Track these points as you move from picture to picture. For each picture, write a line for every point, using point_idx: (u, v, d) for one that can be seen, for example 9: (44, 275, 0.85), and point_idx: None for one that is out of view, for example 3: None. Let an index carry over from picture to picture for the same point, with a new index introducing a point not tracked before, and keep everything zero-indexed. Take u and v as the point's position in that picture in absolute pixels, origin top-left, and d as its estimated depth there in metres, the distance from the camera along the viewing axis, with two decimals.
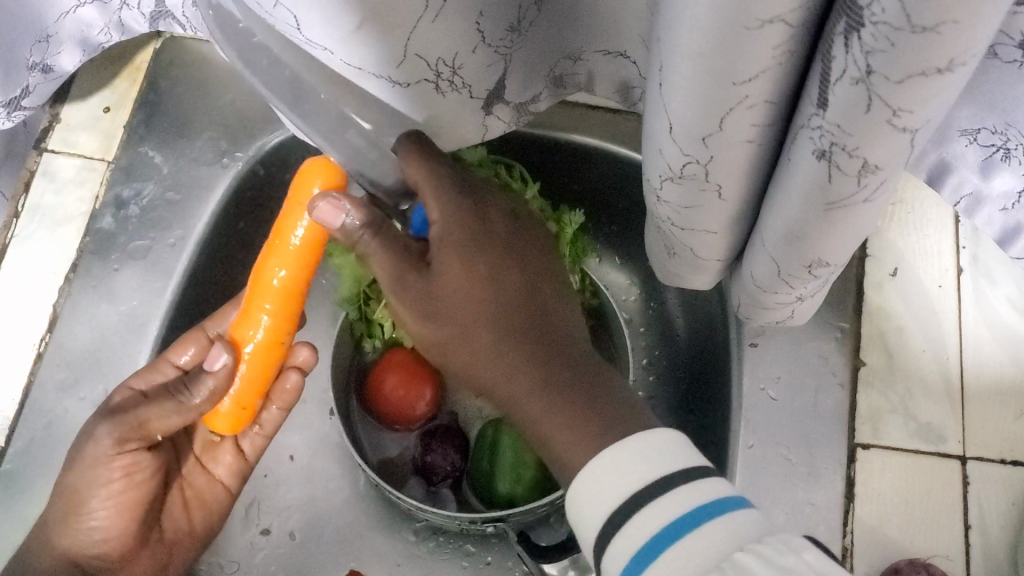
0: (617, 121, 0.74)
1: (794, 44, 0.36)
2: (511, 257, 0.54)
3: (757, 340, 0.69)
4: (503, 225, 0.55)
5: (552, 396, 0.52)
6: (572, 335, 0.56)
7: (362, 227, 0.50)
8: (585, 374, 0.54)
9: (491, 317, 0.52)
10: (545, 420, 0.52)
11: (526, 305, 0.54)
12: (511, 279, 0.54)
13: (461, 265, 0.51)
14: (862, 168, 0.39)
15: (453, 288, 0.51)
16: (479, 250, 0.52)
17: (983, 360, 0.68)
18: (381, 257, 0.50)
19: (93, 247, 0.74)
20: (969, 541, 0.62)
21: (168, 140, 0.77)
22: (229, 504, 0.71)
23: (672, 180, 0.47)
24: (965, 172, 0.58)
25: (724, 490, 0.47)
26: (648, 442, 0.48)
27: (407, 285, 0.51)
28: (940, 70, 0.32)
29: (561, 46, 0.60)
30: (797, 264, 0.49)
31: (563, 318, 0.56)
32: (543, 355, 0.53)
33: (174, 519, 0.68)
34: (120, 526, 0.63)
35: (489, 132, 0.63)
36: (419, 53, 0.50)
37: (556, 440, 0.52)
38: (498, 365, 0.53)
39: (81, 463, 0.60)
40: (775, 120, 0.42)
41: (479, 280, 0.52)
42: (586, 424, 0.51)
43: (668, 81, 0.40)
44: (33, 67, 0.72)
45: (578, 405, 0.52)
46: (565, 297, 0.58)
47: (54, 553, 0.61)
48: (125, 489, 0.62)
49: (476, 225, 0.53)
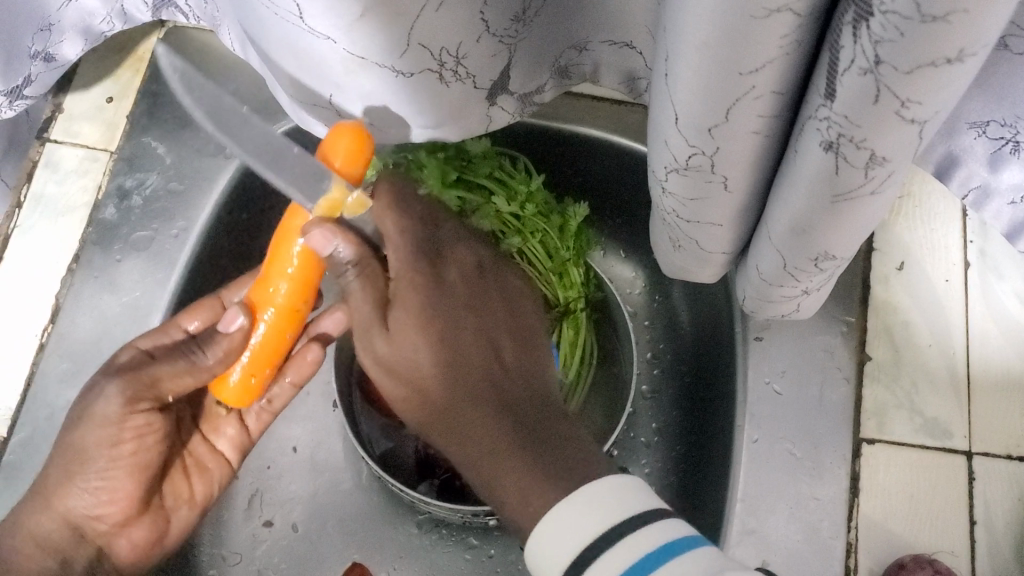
0: (623, 112, 0.74)
1: (801, 34, 0.35)
2: (465, 321, 0.57)
3: (762, 334, 0.68)
4: (459, 288, 0.58)
5: (502, 453, 0.53)
6: (529, 396, 0.57)
7: (349, 263, 0.50)
8: (537, 433, 0.54)
9: (446, 375, 0.55)
10: (494, 472, 0.53)
11: (478, 364, 0.56)
12: (467, 340, 0.56)
13: (418, 328, 0.54)
14: (870, 159, 0.38)
15: (407, 349, 0.54)
16: (436, 314, 0.55)
17: (990, 354, 0.67)
18: (361, 292, 0.52)
19: (96, 238, 0.73)
20: (973, 537, 0.62)
21: (170, 131, 0.76)
22: (227, 475, 0.71)
23: (678, 171, 0.47)
24: (974, 165, 0.58)
25: (677, 531, 0.46)
26: (600, 489, 0.48)
27: (376, 335, 0.53)
28: (951, 60, 0.31)
29: (565, 35, 0.59)
30: (802, 258, 0.49)
31: (522, 379, 0.58)
32: (495, 414, 0.55)
33: (176, 487, 0.68)
34: (125, 490, 0.62)
35: (493, 124, 0.62)
36: (422, 43, 0.50)
37: (507, 499, 0.52)
38: (453, 420, 0.55)
39: (88, 423, 0.58)
40: (783, 111, 0.41)
41: (438, 338, 0.55)
42: (531, 479, 0.51)
43: (674, 72, 0.40)
44: (35, 56, 0.71)
45: (527, 458, 0.52)
46: (529, 360, 0.60)
47: (52, 512, 0.59)
48: (133, 452, 0.61)
49: (429, 286, 0.56)
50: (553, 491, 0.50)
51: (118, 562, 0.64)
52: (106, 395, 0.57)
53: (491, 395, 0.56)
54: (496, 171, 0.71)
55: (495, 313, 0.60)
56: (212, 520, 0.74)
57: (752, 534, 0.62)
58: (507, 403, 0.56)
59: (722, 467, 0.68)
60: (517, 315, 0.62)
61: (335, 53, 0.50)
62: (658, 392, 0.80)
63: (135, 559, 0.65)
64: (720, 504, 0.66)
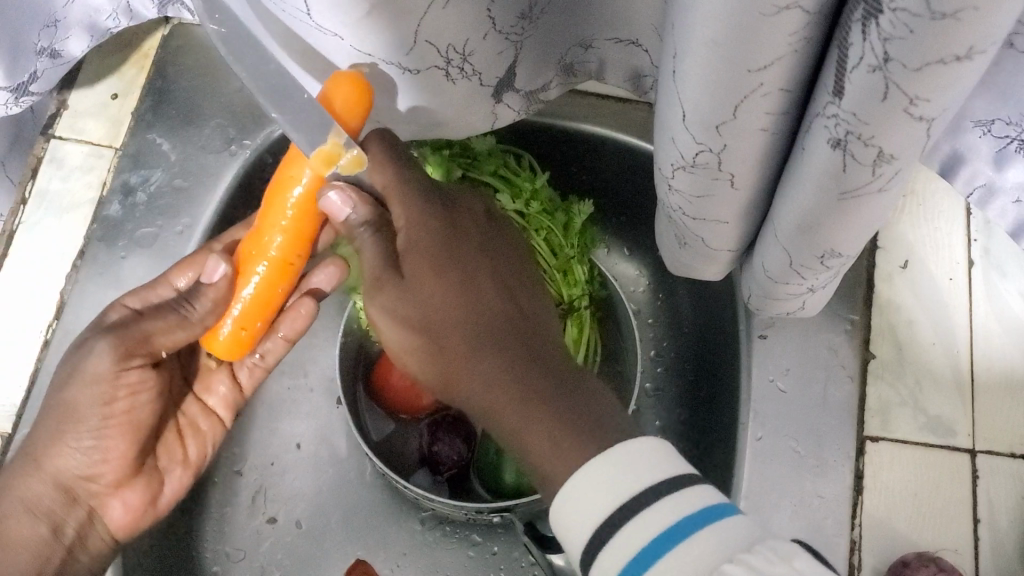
0: (628, 110, 0.74)
1: (810, 31, 0.35)
2: (482, 271, 0.55)
3: (767, 331, 0.69)
4: (475, 238, 0.56)
5: (529, 401, 0.50)
6: (553, 346, 0.54)
7: (364, 224, 0.52)
8: (566, 384, 0.51)
9: (463, 325, 0.52)
10: (518, 423, 0.49)
11: (498, 314, 0.53)
12: (483, 288, 0.54)
13: (431, 276, 0.53)
14: (877, 157, 0.38)
15: (421, 295, 0.52)
16: (451, 263, 0.53)
17: (993, 352, 0.68)
18: (371, 253, 0.53)
19: (100, 234, 0.73)
20: (977, 535, 0.62)
21: (175, 127, 0.76)
22: (220, 434, 0.70)
23: (684, 168, 0.47)
24: (979, 163, 0.58)
25: (703, 500, 0.44)
26: (635, 448, 0.46)
27: (385, 288, 0.52)
28: (959, 58, 0.31)
29: (571, 32, 0.59)
30: (809, 255, 0.49)
31: (542, 329, 0.55)
32: (516, 359, 0.51)
33: (169, 449, 0.66)
34: (118, 450, 0.60)
35: (499, 121, 0.62)
36: (429, 40, 0.50)
37: (533, 449, 0.49)
38: (473, 372, 0.51)
39: (79, 380, 0.56)
40: (791, 109, 0.41)
41: (452, 286, 0.53)
42: (563, 429, 0.48)
43: (682, 69, 0.40)
44: (41, 52, 0.72)
45: (554, 409, 0.49)
46: (546, 311, 0.57)
47: (42, 475, 0.58)
48: (126, 410, 0.60)
49: (442, 237, 0.54)
50: (588, 442, 0.47)
51: (112, 527, 0.63)
52: (97, 351, 0.55)
53: (510, 342, 0.52)
54: (501, 169, 0.72)
55: (511, 265, 0.57)
56: (217, 516, 0.74)
57: None
58: (531, 351, 0.52)
59: (726, 464, 0.68)
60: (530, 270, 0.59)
61: (342, 49, 0.50)
62: (661, 390, 0.80)
63: (129, 522, 0.63)
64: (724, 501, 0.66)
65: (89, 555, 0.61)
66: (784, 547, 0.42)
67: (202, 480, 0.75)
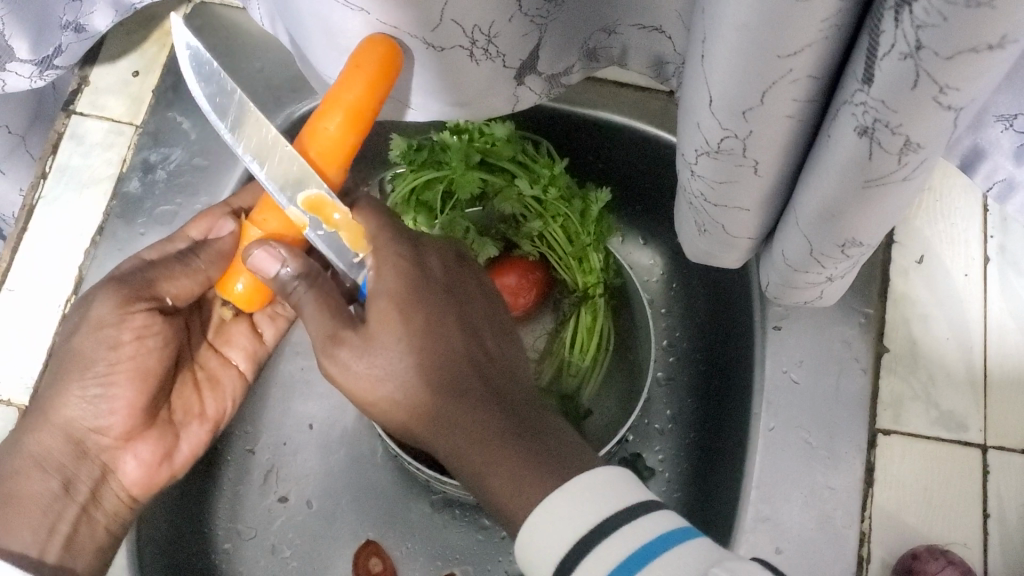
0: (647, 99, 0.74)
1: (842, 18, 0.36)
2: (450, 312, 0.54)
3: (781, 324, 0.69)
4: (442, 280, 0.55)
5: (491, 443, 0.50)
6: (515, 389, 0.54)
7: (296, 278, 0.51)
8: (527, 424, 0.51)
9: (426, 371, 0.52)
10: (483, 465, 0.50)
11: (464, 356, 0.53)
12: (451, 328, 0.54)
13: (398, 322, 0.52)
14: (904, 145, 0.39)
15: (385, 346, 0.52)
16: (418, 302, 0.53)
17: (1007, 348, 0.67)
18: (315, 309, 0.52)
19: (119, 211, 0.74)
20: (986, 529, 0.62)
21: (195, 107, 0.77)
22: (240, 387, 0.70)
23: (709, 155, 0.47)
24: (999, 158, 0.58)
25: (668, 523, 0.45)
26: (593, 480, 0.46)
27: (344, 344, 0.52)
28: (991, 47, 0.31)
29: (595, 18, 0.59)
30: (829, 244, 0.49)
31: (509, 373, 0.55)
32: (483, 399, 0.52)
33: (187, 401, 0.66)
34: (125, 400, 0.60)
35: (520, 103, 0.62)
36: (454, 19, 0.50)
37: (495, 487, 0.49)
38: (437, 417, 0.52)
39: (85, 327, 0.58)
40: (817, 97, 0.41)
41: (418, 329, 0.52)
42: (521, 467, 0.49)
43: (711, 54, 0.40)
44: (65, 26, 0.72)
45: (518, 449, 0.49)
46: (511, 353, 0.57)
47: (51, 427, 0.59)
48: (134, 356, 0.60)
49: (412, 279, 0.54)
50: (549, 479, 0.47)
51: (128, 484, 0.63)
52: (99, 297, 0.57)
53: (477, 382, 0.53)
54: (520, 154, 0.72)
55: (476, 306, 0.57)
56: (231, 493, 0.75)
57: (766, 521, 0.63)
58: (497, 392, 0.53)
59: (735, 454, 0.68)
60: (496, 310, 0.59)
61: (368, 24, 0.51)
62: (673, 379, 0.80)
63: (145, 479, 0.63)
64: (734, 489, 0.66)
65: (105, 513, 0.61)
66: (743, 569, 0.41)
67: (217, 458, 0.75)
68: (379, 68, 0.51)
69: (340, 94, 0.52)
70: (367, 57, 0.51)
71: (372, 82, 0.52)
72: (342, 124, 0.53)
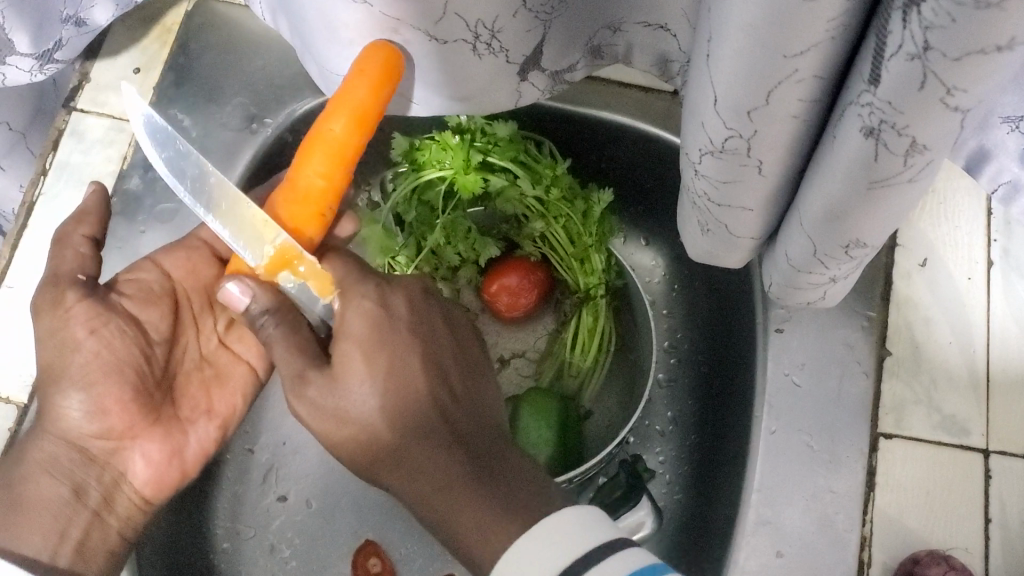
0: (649, 99, 0.74)
1: (849, 18, 0.35)
2: (415, 350, 0.54)
3: (783, 326, 0.69)
4: (407, 320, 0.55)
5: (453, 488, 0.50)
6: (480, 429, 0.54)
7: (263, 314, 0.53)
8: (491, 467, 0.51)
9: (392, 413, 0.52)
10: (449, 511, 0.50)
11: (428, 397, 0.53)
12: (416, 368, 0.54)
13: (362, 362, 0.52)
14: (910, 147, 0.38)
15: (351, 387, 0.52)
16: (381, 343, 0.53)
17: (1010, 353, 0.67)
18: (285, 350, 0.53)
19: (120, 209, 0.73)
20: (988, 534, 0.62)
21: (196, 104, 0.76)
22: (251, 380, 0.68)
23: (713, 154, 0.47)
24: (1005, 160, 0.58)
25: (642, 561, 0.44)
26: (565, 521, 0.46)
27: (311, 385, 0.52)
28: (1000, 48, 0.31)
29: (600, 16, 0.59)
30: (833, 245, 0.49)
31: (475, 412, 0.55)
32: (446, 442, 0.52)
33: (192, 397, 0.65)
34: (114, 397, 0.58)
35: (523, 99, 0.62)
36: (458, 11, 0.51)
37: (462, 533, 0.49)
38: (401, 460, 0.52)
39: (43, 333, 0.57)
40: (823, 97, 0.41)
41: (384, 369, 0.53)
42: (488, 513, 0.48)
43: (716, 52, 0.40)
44: (66, 20, 0.71)
45: (485, 494, 0.49)
46: (477, 390, 0.57)
47: (51, 437, 0.58)
48: (100, 351, 0.57)
49: (376, 318, 0.54)
50: (512, 526, 0.47)
51: (138, 484, 0.62)
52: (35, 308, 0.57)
53: (441, 423, 0.53)
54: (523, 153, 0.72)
55: (441, 343, 0.57)
56: (229, 492, 0.75)
57: (767, 524, 0.63)
58: (462, 434, 0.53)
59: (735, 456, 0.68)
60: (461, 347, 0.59)
61: (371, 13, 0.52)
62: (674, 381, 0.80)
63: (154, 476, 0.62)
64: (734, 492, 0.66)
65: (118, 518, 0.60)
66: None
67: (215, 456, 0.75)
68: (381, 70, 0.53)
69: (338, 99, 0.54)
70: (369, 61, 0.53)
71: (376, 86, 0.53)
72: (346, 127, 0.55)
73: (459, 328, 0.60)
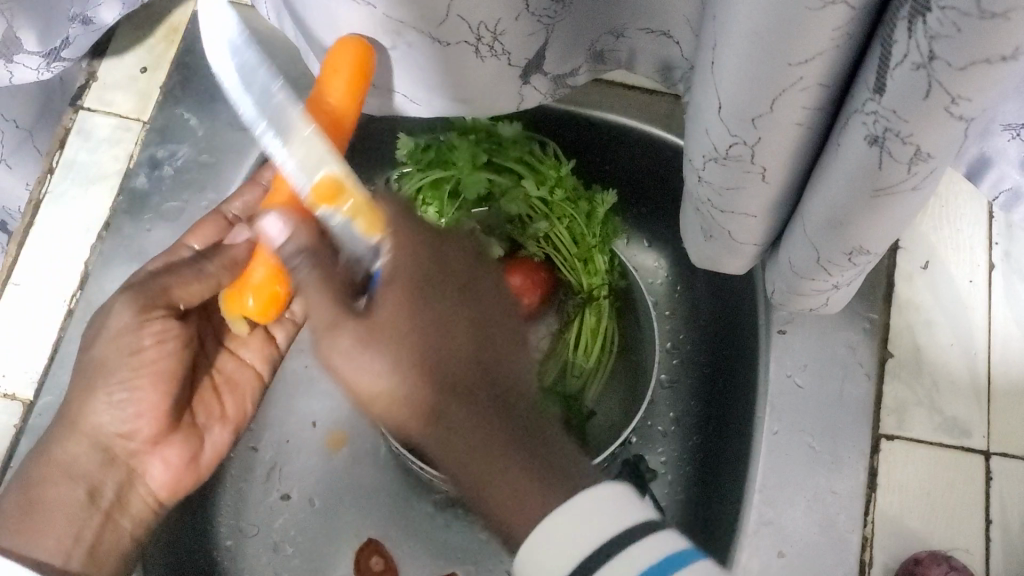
0: (652, 102, 0.74)
1: (854, 27, 0.36)
2: (459, 305, 0.48)
3: (785, 328, 0.69)
4: (451, 270, 0.50)
5: (497, 455, 0.45)
6: (524, 395, 0.49)
7: (298, 251, 0.49)
8: (533, 442, 0.47)
9: (433, 369, 0.46)
10: (491, 480, 0.45)
11: (473, 354, 0.47)
12: (460, 324, 0.48)
13: (406, 314, 0.47)
14: (914, 155, 0.39)
15: (391, 335, 0.46)
16: (425, 293, 0.48)
17: (1011, 355, 0.67)
18: (316, 293, 0.47)
19: (126, 207, 0.73)
20: (989, 535, 0.63)
21: (202, 103, 0.76)
22: (259, 388, 0.70)
23: (716, 160, 0.47)
24: (1006, 167, 0.59)
25: (679, 543, 0.43)
26: (605, 494, 0.44)
27: (343, 331, 0.46)
28: (1004, 58, 0.32)
29: (606, 21, 0.59)
30: (836, 251, 0.49)
31: (516, 375, 0.49)
32: (491, 407, 0.46)
33: (208, 405, 0.67)
34: (151, 403, 0.61)
35: (524, 103, 0.62)
36: (461, 14, 0.50)
37: (503, 509, 0.45)
38: (435, 419, 0.46)
39: (105, 336, 0.59)
40: (827, 105, 0.42)
41: (421, 331, 0.47)
42: (532, 490, 0.45)
43: (722, 60, 0.40)
44: (73, 18, 0.73)
45: (532, 468, 0.45)
46: (518, 350, 0.51)
47: (79, 436, 0.60)
48: (156, 360, 0.60)
49: (419, 269, 0.49)
50: (559, 502, 0.44)
51: (155, 486, 0.64)
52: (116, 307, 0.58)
53: (485, 387, 0.47)
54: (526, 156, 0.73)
55: (483, 295, 0.51)
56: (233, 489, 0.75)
57: (769, 525, 0.63)
58: (506, 399, 0.47)
59: (738, 457, 0.68)
60: (500, 300, 0.52)
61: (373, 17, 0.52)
62: (677, 381, 0.81)
63: (172, 481, 0.64)
64: (736, 492, 0.67)
65: (130, 518, 0.62)
66: None
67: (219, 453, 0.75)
68: (352, 67, 0.54)
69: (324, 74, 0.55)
70: (339, 57, 0.53)
71: (351, 79, 0.54)
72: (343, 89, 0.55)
73: (497, 280, 0.54)
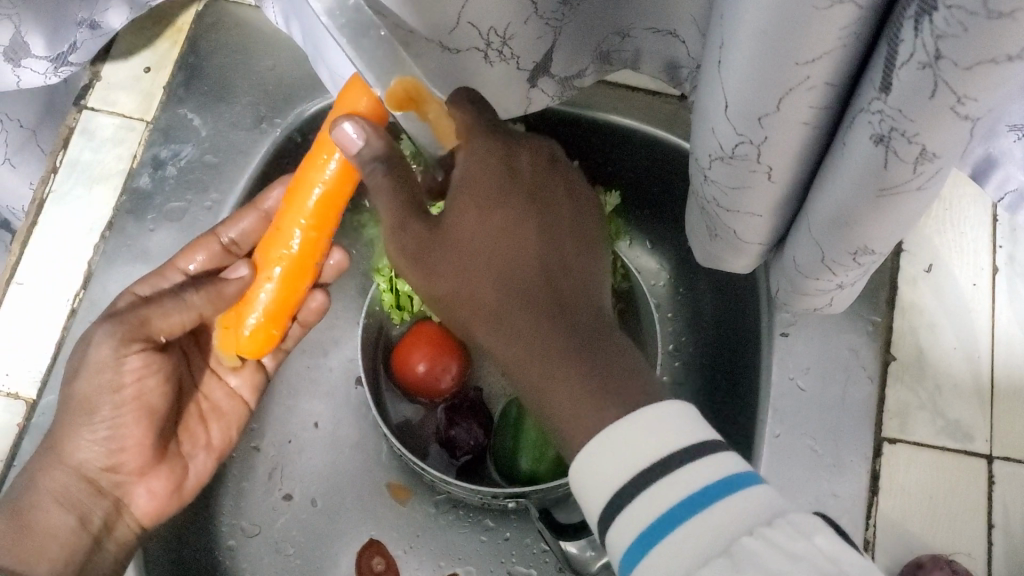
0: (656, 103, 0.74)
1: (861, 26, 0.36)
2: (531, 213, 0.51)
3: (788, 330, 0.69)
4: (530, 176, 0.52)
5: (553, 357, 0.48)
6: (589, 305, 0.51)
7: (373, 158, 0.50)
8: (592, 342, 0.49)
9: (500, 278, 0.50)
10: (543, 383, 0.48)
11: (540, 264, 0.51)
12: (529, 233, 0.51)
13: (476, 213, 0.50)
14: (920, 154, 0.39)
15: (461, 241, 0.50)
16: (497, 200, 0.51)
17: (1014, 359, 0.67)
18: (387, 196, 0.50)
19: (129, 206, 0.74)
20: (991, 539, 0.62)
21: (206, 104, 0.77)
22: (245, 413, 0.71)
23: (722, 160, 0.47)
24: (1010, 167, 0.58)
25: (732, 467, 0.45)
26: (659, 411, 0.46)
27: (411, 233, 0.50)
28: (1011, 57, 0.31)
29: (611, 21, 0.59)
30: (840, 251, 0.49)
31: (587, 287, 0.52)
32: (552, 313, 0.50)
33: (193, 431, 0.68)
34: (134, 438, 0.61)
35: (532, 106, 0.63)
36: (471, 21, 0.51)
37: (554, 408, 0.48)
38: (500, 324, 0.50)
39: (84, 372, 0.57)
40: (833, 105, 0.42)
41: (489, 237, 0.50)
42: (588, 391, 0.47)
43: (728, 59, 0.40)
44: (80, 23, 0.72)
45: (587, 373, 0.48)
46: (594, 268, 0.54)
47: (65, 467, 0.59)
48: (137, 396, 0.60)
49: (498, 170, 0.51)
50: (612, 410, 0.46)
51: (140, 515, 0.63)
52: (98, 337, 0.56)
53: (550, 295, 0.50)
54: None
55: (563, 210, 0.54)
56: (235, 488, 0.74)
57: None
58: (568, 307, 0.50)
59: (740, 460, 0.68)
60: (585, 218, 0.55)
61: None
62: (678, 383, 0.81)
63: (156, 509, 0.64)
64: None
65: (116, 543, 0.61)
66: (806, 523, 0.41)
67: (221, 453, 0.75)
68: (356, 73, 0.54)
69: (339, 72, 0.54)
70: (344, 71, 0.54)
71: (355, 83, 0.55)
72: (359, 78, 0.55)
73: (588, 201, 0.56)
